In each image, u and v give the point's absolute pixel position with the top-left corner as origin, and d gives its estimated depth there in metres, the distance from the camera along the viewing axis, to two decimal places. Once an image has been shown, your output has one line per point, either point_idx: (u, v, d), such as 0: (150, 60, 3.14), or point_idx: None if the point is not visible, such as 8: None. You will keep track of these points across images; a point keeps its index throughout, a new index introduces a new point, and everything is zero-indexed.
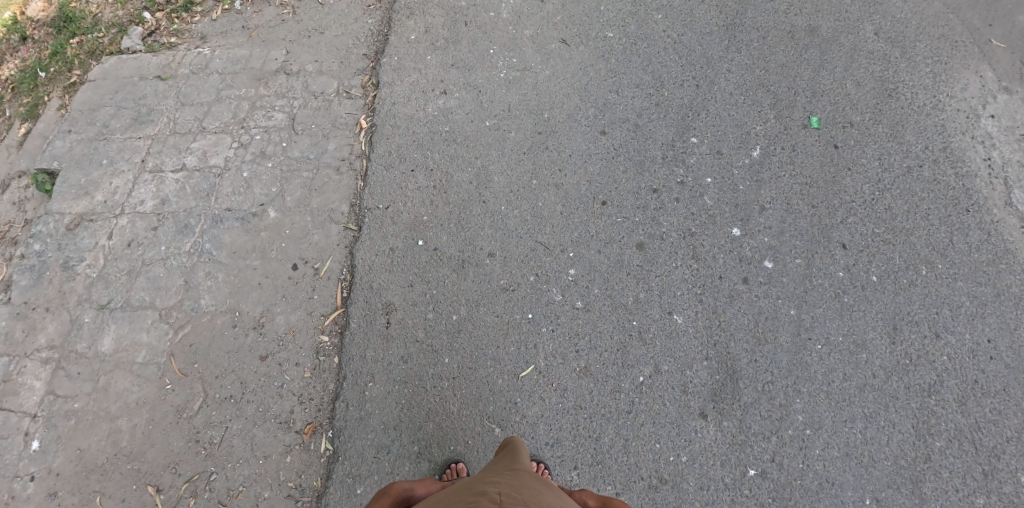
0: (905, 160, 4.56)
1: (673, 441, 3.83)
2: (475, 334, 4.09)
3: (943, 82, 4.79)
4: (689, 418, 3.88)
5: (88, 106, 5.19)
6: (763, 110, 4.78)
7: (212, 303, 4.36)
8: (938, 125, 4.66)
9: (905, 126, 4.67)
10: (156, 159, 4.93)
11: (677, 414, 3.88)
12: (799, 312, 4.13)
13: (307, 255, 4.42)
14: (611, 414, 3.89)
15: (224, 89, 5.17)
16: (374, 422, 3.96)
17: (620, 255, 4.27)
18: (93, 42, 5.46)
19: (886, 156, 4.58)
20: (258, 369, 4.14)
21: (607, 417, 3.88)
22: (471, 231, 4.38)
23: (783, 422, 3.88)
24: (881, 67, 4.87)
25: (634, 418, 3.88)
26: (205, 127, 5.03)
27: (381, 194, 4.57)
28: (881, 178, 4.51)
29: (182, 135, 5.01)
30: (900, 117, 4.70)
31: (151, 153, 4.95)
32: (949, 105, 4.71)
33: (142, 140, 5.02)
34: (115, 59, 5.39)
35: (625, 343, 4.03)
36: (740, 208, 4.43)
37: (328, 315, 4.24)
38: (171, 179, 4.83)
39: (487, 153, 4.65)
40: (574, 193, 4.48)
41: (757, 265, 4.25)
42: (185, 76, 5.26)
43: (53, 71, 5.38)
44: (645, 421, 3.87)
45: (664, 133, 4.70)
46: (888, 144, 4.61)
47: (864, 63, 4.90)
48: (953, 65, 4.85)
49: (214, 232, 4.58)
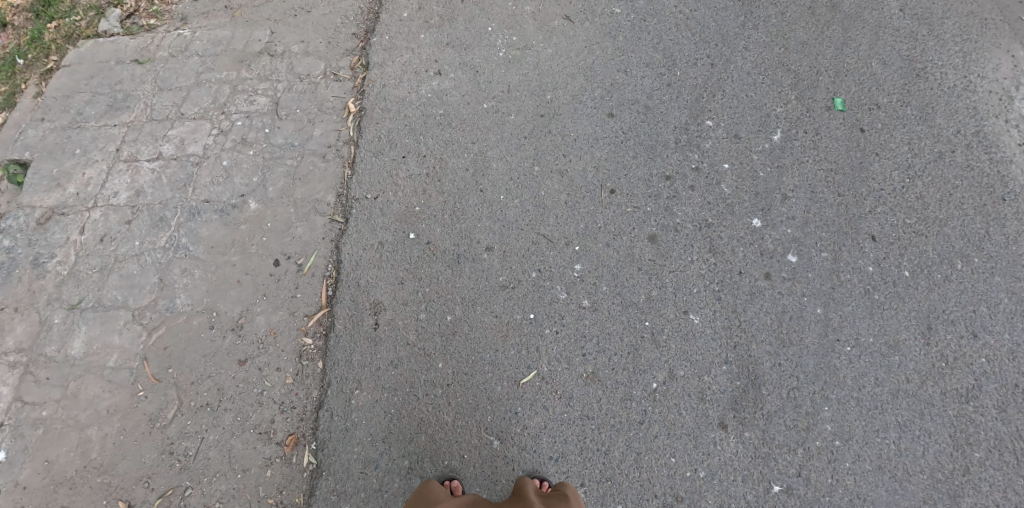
0: (936, 145, 4.19)
1: (691, 455, 3.43)
2: (472, 337, 3.67)
3: (974, 61, 4.41)
4: (708, 429, 3.47)
5: (63, 92, 4.86)
6: (783, 90, 4.41)
7: (189, 302, 4.02)
8: (971, 107, 4.27)
9: (935, 108, 4.29)
10: (132, 148, 4.60)
11: (695, 425, 3.48)
12: (826, 311, 3.77)
13: (290, 250, 4.04)
14: (622, 425, 3.49)
15: (204, 72, 4.84)
16: (360, 434, 3.56)
17: (631, 248, 3.84)
18: (70, 26, 5.12)
19: (916, 140, 4.20)
20: (236, 375, 3.76)
21: (617, 428, 3.48)
22: (468, 221, 3.96)
23: (811, 433, 3.49)
24: (908, 46, 4.49)
25: (647, 429, 3.48)
26: (183, 113, 4.71)
27: (370, 183, 4.18)
28: (911, 163, 4.14)
29: (159, 122, 4.69)
30: (930, 98, 4.32)
31: (126, 142, 4.63)
32: (980, 86, 4.33)
33: (117, 128, 4.69)
34: (92, 43, 5.05)
35: (637, 346, 3.61)
36: (760, 197, 4.07)
37: (313, 316, 3.83)
38: (147, 169, 4.51)
39: (485, 138, 4.27)
40: (581, 181, 4.06)
41: (780, 259, 3.87)
42: (164, 59, 4.92)
43: (30, 58, 5.04)
44: (660, 432, 3.47)
45: (676, 116, 4.34)
46: (918, 128, 4.24)
47: (890, 41, 4.51)
48: (983, 44, 4.46)
49: (191, 226, 4.26)
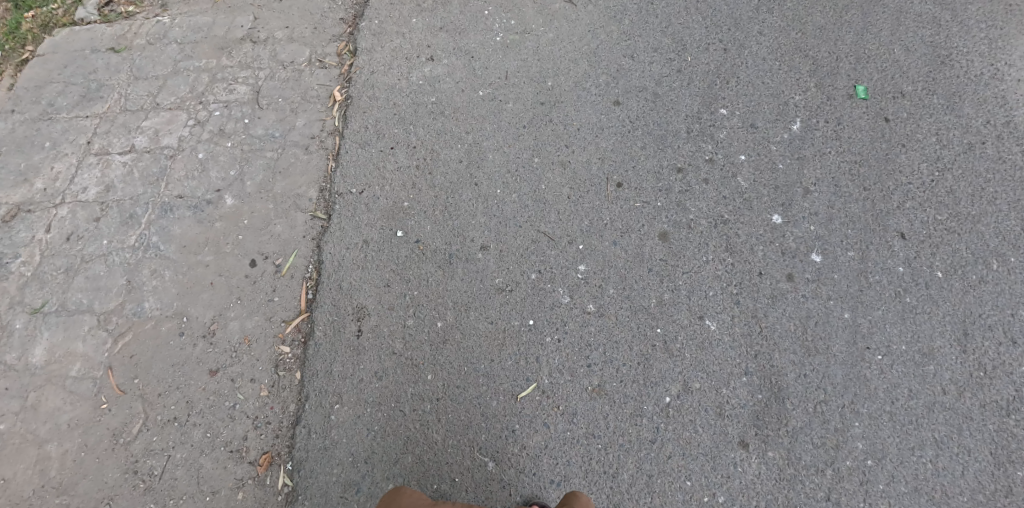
0: (966, 136, 3.84)
1: (708, 478, 3.06)
2: (464, 346, 3.33)
3: (1001, 48, 4.06)
4: (727, 449, 3.10)
5: (35, 82, 4.54)
6: (802, 77, 4.07)
7: (158, 307, 3.67)
8: (1000, 96, 3.93)
9: (963, 97, 3.95)
10: (104, 140, 4.28)
11: (712, 444, 3.10)
12: (855, 315, 3.41)
13: (268, 249, 3.68)
14: (632, 444, 3.11)
15: (183, 60, 4.52)
16: (341, 453, 3.20)
17: (640, 247, 3.48)
18: (47, 14, 4.84)
19: (944, 131, 3.86)
20: (206, 387, 3.39)
21: (625, 448, 3.11)
22: (461, 218, 3.61)
23: (840, 452, 3.12)
24: (931, 32, 4.15)
25: (659, 448, 3.10)
26: (159, 103, 4.38)
27: (355, 176, 3.83)
28: (940, 154, 3.80)
29: (133, 112, 4.37)
30: (956, 86, 3.98)
31: (98, 133, 4.30)
32: (1009, 74, 3.98)
33: (90, 119, 4.37)
34: (67, 30, 4.76)
35: (648, 356, 3.25)
36: (780, 191, 3.73)
37: (291, 322, 3.48)
38: (118, 162, 4.18)
39: (480, 127, 3.92)
40: (585, 173, 3.70)
41: (803, 259, 3.53)
42: (141, 46, 4.61)
43: (6, 49, 4.74)
44: (673, 452, 3.09)
45: (688, 103, 4.00)
46: (946, 118, 3.90)
47: (912, 26, 4.18)
48: (1010, 30, 4.11)
49: (163, 224, 3.92)
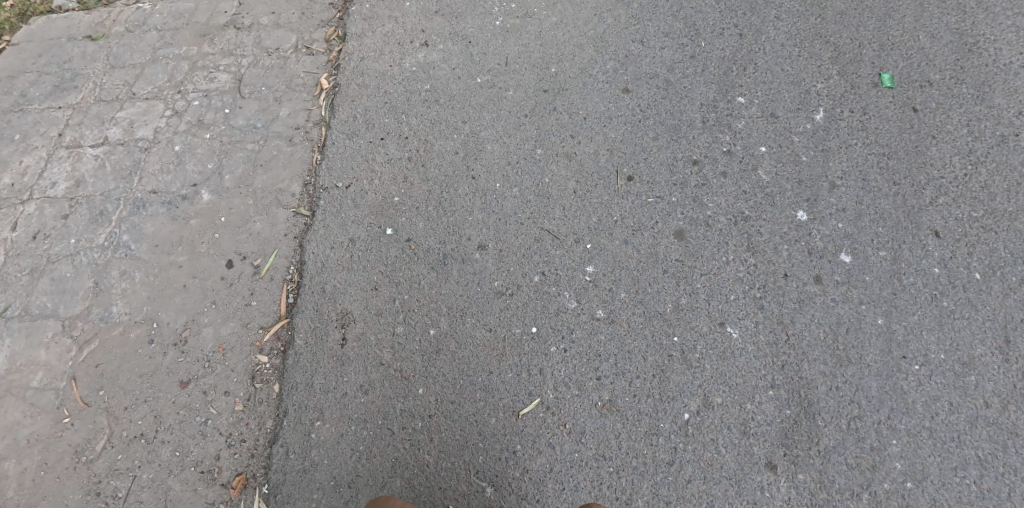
0: (999, 127, 3.52)
1: (732, 504, 2.74)
2: (460, 356, 3.02)
3: None
4: (753, 472, 2.78)
5: (7, 73, 4.25)
6: (823, 64, 3.76)
7: (127, 311, 3.32)
8: None
9: (993, 87, 3.63)
10: (76, 132, 3.97)
11: (736, 466, 2.79)
12: (889, 321, 3.08)
13: (246, 249, 3.36)
14: (647, 467, 2.80)
15: (161, 47, 4.21)
16: (321, 476, 2.89)
17: (654, 247, 3.17)
18: (24, 3, 4.55)
19: (976, 122, 3.55)
20: (176, 400, 3.06)
21: (640, 472, 2.79)
22: (457, 215, 3.29)
23: (877, 473, 2.80)
24: (957, 19, 3.84)
25: (678, 471, 2.79)
26: (135, 92, 4.07)
27: (342, 169, 3.51)
28: (972, 147, 3.48)
29: (107, 103, 4.06)
30: (986, 76, 3.66)
31: (70, 125, 4.00)
32: None
33: (62, 110, 4.06)
34: (44, 19, 4.47)
35: (663, 368, 2.94)
36: (804, 185, 3.42)
37: (269, 329, 3.16)
38: (89, 155, 3.87)
39: (478, 116, 3.60)
40: (592, 165, 3.39)
41: (832, 259, 3.22)
42: (120, 34, 4.31)
43: None
44: (693, 475, 2.78)
45: (703, 91, 3.69)
46: (976, 108, 3.58)
47: (937, 12, 3.86)
48: None
49: (134, 221, 3.60)
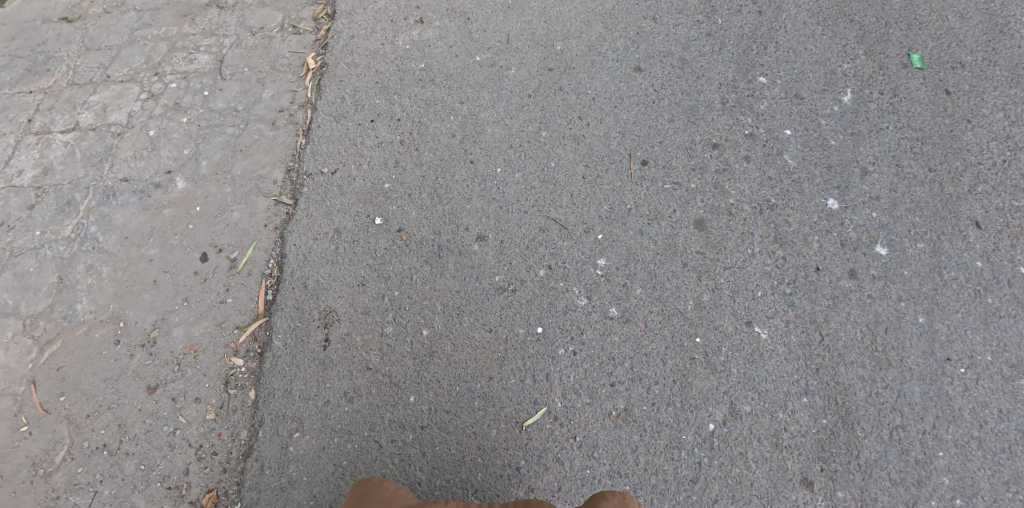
0: None
1: None
2: (457, 360, 2.72)
3: None
4: (787, 490, 2.49)
5: None
6: (849, 43, 3.42)
7: (92, 309, 2.97)
8: None
9: None
10: (46, 117, 3.59)
11: (769, 484, 2.50)
12: (931, 320, 2.77)
13: (222, 240, 3.03)
14: (668, 485, 2.51)
15: (140, 29, 3.81)
16: (300, 495, 2.61)
17: (672, 238, 2.87)
18: None
19: (1013, 105, 3.23)
20: (143, 408, 2.75)
21: (660, 492, 2.50)
22: (453, 202, 2.99)
23: (923, 490, 2.50)
24: None
25: (703, 490, 2.50)
26: (110, 75, 3.68)
27: (327, 154, 3.19)
28: (1010, 133, 3.17)
29: (81, 86, 3.67)
30: (1021, 58, 3.33)
31: (40, 111, 3.62)
32: None
33: (31, 95, 3.67)
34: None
35: (685, 372, 2.64)
36: (834, 171, 3.11)
37: (245, 329, 2.86)
38: (59, 141, 3.50)
39: (476, 96, 3.28)
40: (602, 148, 3.08)
41: (867, 252, 2.91)
42: (97, 15, 3.89)
43: None
44: (720, 494, 2.49)
45: (721, 71, 3.37)
46: (1013, 91, 3.25)
47: None
48: None
49: (103, 211, 3.24)
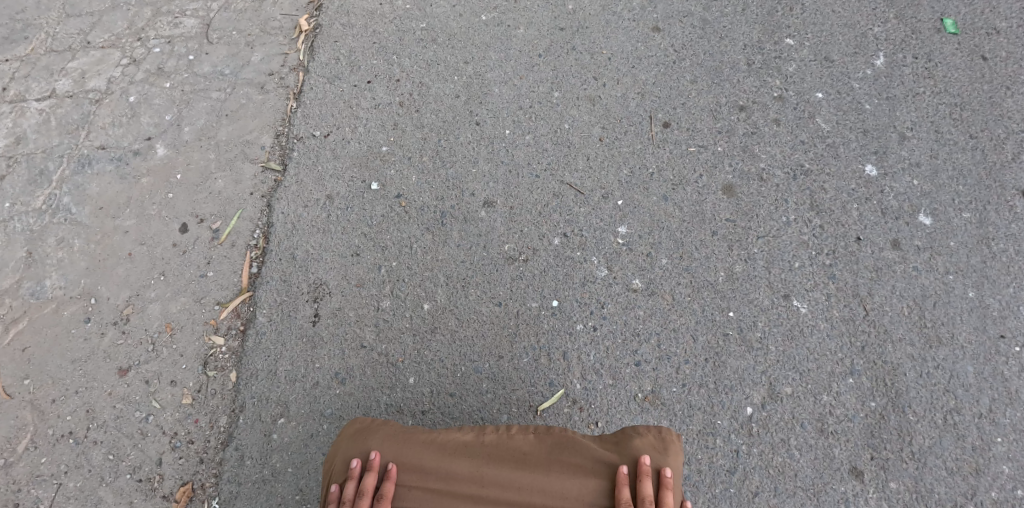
0: None
1: None
2: (463, 337, 2.47)
3: None
4: (835, 481, 2.28)
5: None
6: (879, 6, 3.01)
7: (61, 285, 2.66)
8: None
9: None
10: (20, 84, 3.07)
11: (814, 474, 2.29)
12: (982, 294, 2.50)
13: (203, 210, 2.74)
14: (703, 476, 2.30)
15: None
16: (284, 489, 2.38)
17: (699, 204, 2.62)
18: None
19: None
20: (114, 392, 2.50)
21: (694, 483, 2.29)
22: (458, 164, 2.73)
23: (982, 480, 2.27)
24: None
25: (742, 481, 2.29)
26: (90, 41, 3.14)
27: (319, 116, 2.89)
28: None
29: (59, 53, 3.13)
30: None
31: (13, 79, 3.08)
32: None
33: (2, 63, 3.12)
34: None
35: (718, 350, 2.41)
36: (870, 136, 2.76)
37: (227, 304, 2.59)
38: (33, 110, 3.00)
39: (481, 55, 2.95)
40: (620, 109, 2.80)
41: (910, 222, 2.61)
42: None
43: None
44: (762, 486, 2.28)
45: (745, 32, 2.96)
46: None
47: None
48: None
49: (79, 180, 2.84)
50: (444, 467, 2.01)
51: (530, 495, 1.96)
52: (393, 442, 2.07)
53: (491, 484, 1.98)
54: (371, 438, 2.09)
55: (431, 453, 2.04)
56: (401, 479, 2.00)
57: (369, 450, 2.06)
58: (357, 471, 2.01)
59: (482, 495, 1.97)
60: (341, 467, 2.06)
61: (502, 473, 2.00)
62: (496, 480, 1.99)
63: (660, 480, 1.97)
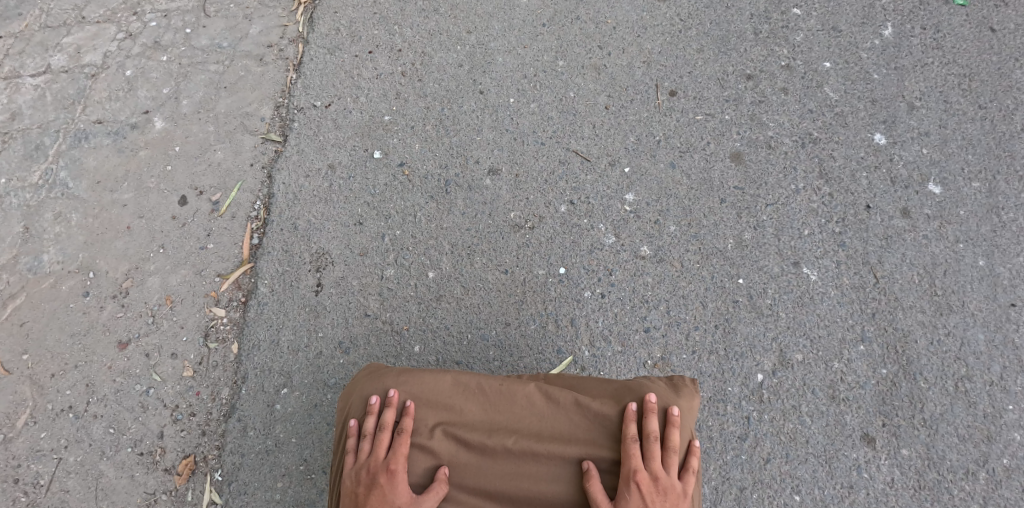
0: None
1: (825, 489, 2.25)
2: (469, 305, 2.46)
3: None
4: (846, 447, 2.28)
5: None
6: None
7: (59, 260, 2.61)
8: None
9: None
10: (15, 61, 2.98)
11: (825, 441, 2.28)
12: (992, 263, 2.46)
13: (203, 182, 2.69)
14: (714, 443, 2.29)
15: None
16: (288, 460, 2.36)
17: (706, 171, 2.59)
18: None
19: None
20: (114, 365, 2.47)
21: (705, 450, 2.29)
22: (462, 132, 2.70)
23: (994, 447, 2.27)
24: None
25: (753, 447, 2.29)
26: (85, 15, 3.05)
27: (320, 86, 2.83)
28: None
29: (53, 27, 3.03)
30: None
31: (8, 54, 2.99)
32: None
33: None
34: None
35: (727, 317, 2.40)
36: (878, 105, 2.69)
37: (229, 276, 2.56)
38: (28, 85, 2.92)
39: (483, 25, 2.88)
40: (626, 78, 2.75)
41: (920, 191, 2.56)
42: None
43: None
44: (773, 452, 2.28)
45: (752, 2, 2.87)
46: None
47: None
48: None
49: (75, 154, 2.78)
50: (458, 401, 2.02)
51: (540, 428, 1.98)
52: (408, 377, 2.06)
53: (503, 417, 2.00)
54: (386, 375, 2.08)
55: (444, 388, 2.04)
56: (417, 414, 2.00)
57: (385, 388, 2.05)
58: (376, 407, 2.01)
59: (495, 429, 1.98)
60: (359, 403, 2.06)
61: (515, 406, 2.00)
62: (509, 414, 2.00)
63: (666, 418, 1.97)
